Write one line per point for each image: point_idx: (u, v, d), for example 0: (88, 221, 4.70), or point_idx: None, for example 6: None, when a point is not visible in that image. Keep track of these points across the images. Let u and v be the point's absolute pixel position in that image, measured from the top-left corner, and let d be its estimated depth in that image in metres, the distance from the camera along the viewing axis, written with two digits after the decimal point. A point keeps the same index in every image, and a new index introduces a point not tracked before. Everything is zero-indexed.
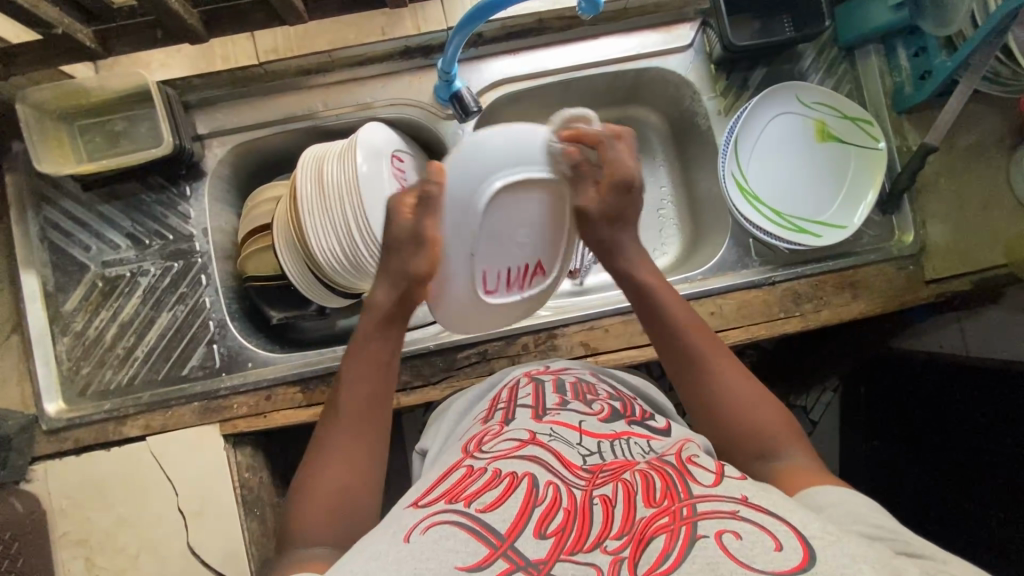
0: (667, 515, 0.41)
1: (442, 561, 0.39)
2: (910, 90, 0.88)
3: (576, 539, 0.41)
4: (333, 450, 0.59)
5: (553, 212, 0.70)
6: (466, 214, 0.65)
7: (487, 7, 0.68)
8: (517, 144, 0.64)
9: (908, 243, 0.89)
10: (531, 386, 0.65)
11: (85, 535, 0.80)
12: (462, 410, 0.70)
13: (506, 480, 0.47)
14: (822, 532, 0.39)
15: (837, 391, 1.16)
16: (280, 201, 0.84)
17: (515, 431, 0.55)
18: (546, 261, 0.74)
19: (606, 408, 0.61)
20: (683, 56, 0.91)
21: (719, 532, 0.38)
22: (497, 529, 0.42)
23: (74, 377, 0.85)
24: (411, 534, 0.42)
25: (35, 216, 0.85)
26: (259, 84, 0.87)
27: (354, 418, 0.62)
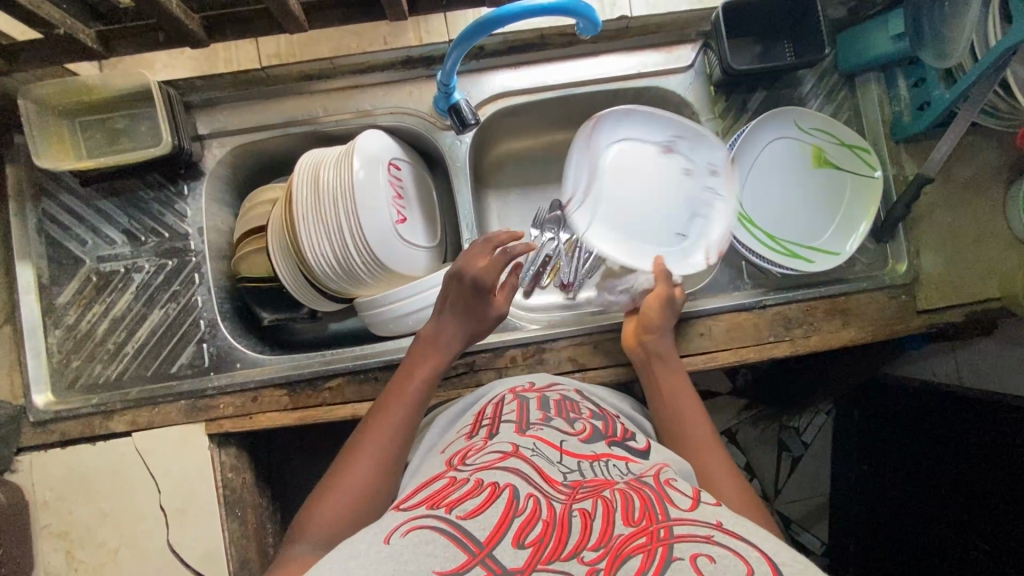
0: (645, 534, 0.40)
1: (421, 565, 0.38)
2: (908, 120, 0.88)
3: (553, 549, 0.39)
4: (362, 446, 0.64)
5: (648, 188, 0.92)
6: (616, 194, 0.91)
7: (488, 22, 0.68)
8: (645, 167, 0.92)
9: (902, 273, 0.89)
10: (515, 402, 0.64)
11: (66, 528, 0.81)
12: (445, 424, 0.69)
13: (488, 489, 0.45)
14: (793, 561, 0.39)
15: (830, 414, 1.17)
16: (276, 204, 0.85)
17: (499, 443, 0.54)
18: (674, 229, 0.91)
19: (588, 427, 0.59)
20: (683, 77, 0.91)
21: (694, 555, 0.38)
22: (476, 536, 0.40)
23: (63, 369, 0.86)
24: (391, 536, 0.41)
25: (33, 208, 0.86)
26: (260, 87, 0.88)
27: (386, 427, 0.66)
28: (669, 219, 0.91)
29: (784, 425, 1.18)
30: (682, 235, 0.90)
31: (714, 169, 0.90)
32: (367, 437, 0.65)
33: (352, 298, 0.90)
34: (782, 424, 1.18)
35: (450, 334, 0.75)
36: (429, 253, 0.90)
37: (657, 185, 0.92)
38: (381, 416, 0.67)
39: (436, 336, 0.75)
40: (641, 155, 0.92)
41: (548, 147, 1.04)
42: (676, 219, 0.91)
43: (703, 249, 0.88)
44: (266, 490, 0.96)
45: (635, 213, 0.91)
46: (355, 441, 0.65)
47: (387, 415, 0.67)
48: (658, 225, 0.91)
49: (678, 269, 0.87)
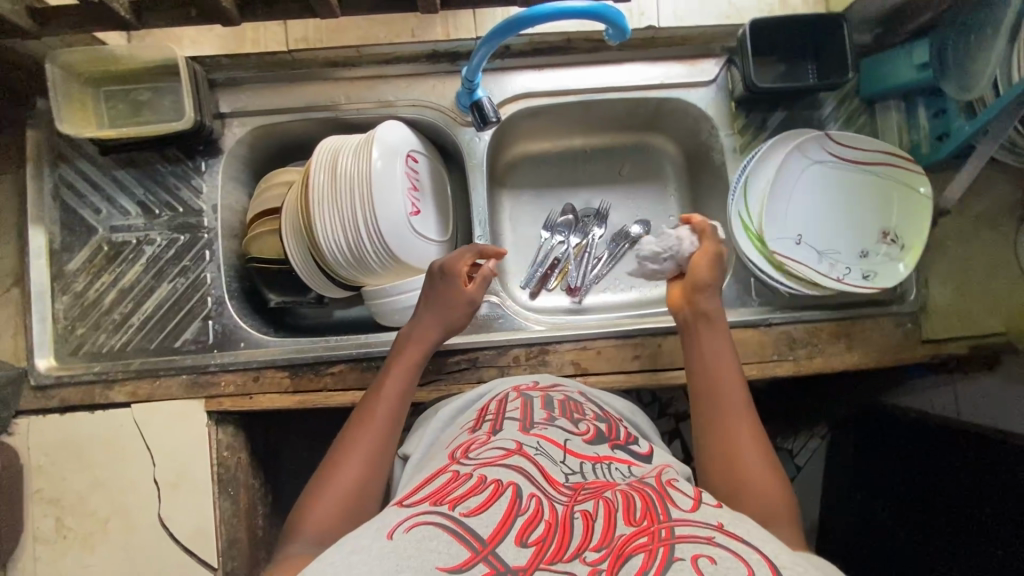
0: (646, 534, 0.40)
1: (423, 561, 0.38)
2: (927, 150, 0.88)
3: (555, 549, 0.40)
4: (354, 447, 0.62)
5: (815, 193, 0.91)
6: (787, 176, 0.90)
7: (519, 22, 0.68)
8: (829, 178, 0.91)
9: (909, 301, 0.89)
10: (519, 401, 0.63)
11: (58, 494, 0.81)
12: (448, 417, 0.69)
13: (491, 486, 0.45)
14: (793, 565, 0.39)
15: (825, 438, 1.17)
16: (292, 186, 0.86)
17: (502, 440, 0.54)
18: (800, 232, 0.90)
19: (592, 429, 0.59)
20: (705, 91, 0.92)
21: (696, 556, 0.38)
22: (479, 533, 0.41)
23: (68, 335, 0.86)
24: (394, 531, 0.41)
25: (51, 173, 0.87)
26: (285, 71, 0.88)
27: (375, 422, 0.64)
28: (827, 225, 0.91)
29: (779, 446, 1.18)
30: (795, 236, 0.90)
31: (867, 277, 0.87)
32: (360, 437, 0.63)
33: (359, 286, 0.90)
34: (776, 445, 1.18)
35: (428, 330, 0.75)
36: (440, 247, 0.90)
37: (860, 225, 0.90)
38: (371, 415, 0.65)
39: (421, 337, 0.74)
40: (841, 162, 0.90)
41: (565, 151, 1.04)
42: (816, 233, 0.90)
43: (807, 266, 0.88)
44: (261, 472, 0.96)
45: (808, 195, 0.91)
46: (345, 441, 0.63)
47: (377, 414, 0.65)
48: (817, 213, 0.91)
49: (775, 247, 0.88)
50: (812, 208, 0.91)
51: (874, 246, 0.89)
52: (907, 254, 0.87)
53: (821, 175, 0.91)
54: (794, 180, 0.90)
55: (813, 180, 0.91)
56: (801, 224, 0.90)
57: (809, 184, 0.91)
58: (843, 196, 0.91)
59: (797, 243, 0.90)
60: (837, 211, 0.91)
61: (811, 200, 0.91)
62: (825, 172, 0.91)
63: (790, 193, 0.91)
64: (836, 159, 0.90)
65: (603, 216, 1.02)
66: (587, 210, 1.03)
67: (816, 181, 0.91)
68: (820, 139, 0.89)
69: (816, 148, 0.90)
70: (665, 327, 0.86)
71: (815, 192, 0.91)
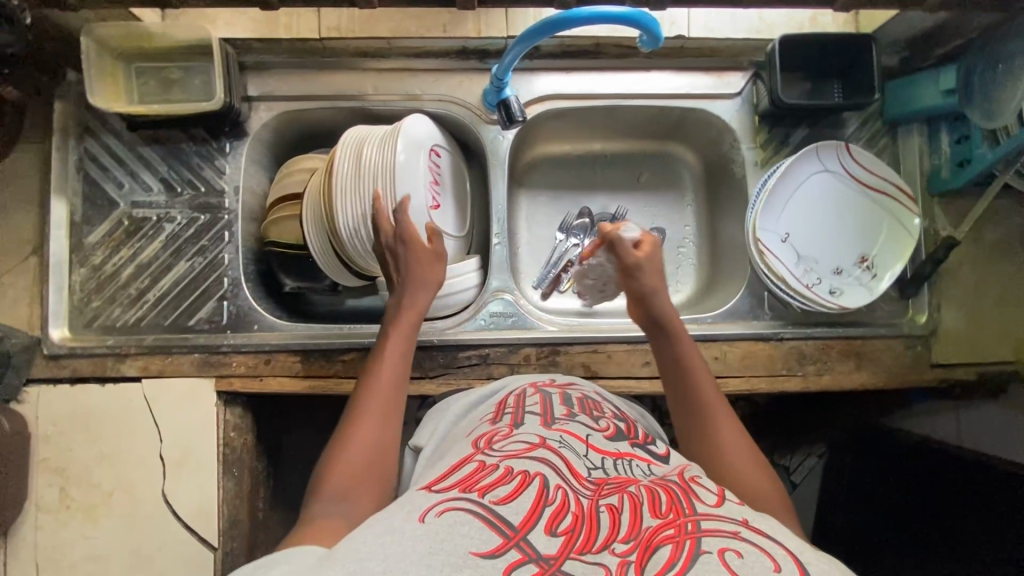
0: (672, 527, 0.41)
1: (456, 544, 0.38)
2: (947, 175, 0.89)
3: (584, 540, 0.41)
4: (358, 433, 0.59)
5: (809, 199, 0.92)
6: (786, 180, 0.90)
7: (556, 23, 0.69)
8: (826, 188, 0.91)
9: (921, 324, 0.90)
10: (538, 396, 0.64)
11: (64, 464, 0.81)
12: (464, 408, 0.70)
13: (518, 477, 0.46)
14: (817, 561, 0.40)
15: (822, 457, 1.15)
16: (315, 173, 0.86)
17: (525, 434, 0.54)
18: (786, 232, 0.91)
19: (611, 426, 0.60)
20: (730, 103, 0.92)
21: (722, 549, 0.39)
22: (510, 520, 0.41)
23: (83, 307, 0.86)
24: (426, 514, 0.41)
25: (76, 145, 0.87)
26: (314, 58, 0.89)
27: (376, 404, 0.61)
28: (819, 235, 0.92)
29: (775, 462, 1.15)
30: (783, 234, 0.91)
31: (833, 293, 0.89)
32: (363, 423, 0.60)
33: (375, 276, 0.90)
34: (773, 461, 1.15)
35: (414, 297, 0.72)
36: (456, 242, 0.91)
37: (845, 243, 0.91)
38: (371, 398, 0.62)
39: (411, 306, 0.72)
40: (842, 176, 0.91)
41: (585, 155, 1.05)
42: (802, 238, 0.91)
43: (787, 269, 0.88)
44: (263, 455, 0.97)
45: (804, 200, 0.91)
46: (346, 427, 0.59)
47: (379, 398, 0.62)
48: (813, 221, 0.92)
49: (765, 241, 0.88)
50: (801, 211, 0.92)
51: (850, 268, 0.91)
52: (877, 283, 0.89)
53: (818, 182, 0.91)
54: (791, 184, 0.90)
55: (809, 187, 0.91)
56: (793, 224, 0.91)
57: (806, 189, 0.91)
58: (835, 207, 0.92)
59: (782, 241, 0.90)
60: (825, 220, 0.92)
61: (802, 204, 0.91)
62: (824, 181, 0.91)
63: (792, 196, 0.91)
64: (837, 172, 0.91)
65: (618, 221, 1.03)
66: (603, 215, 1.03)
67: (814, 187, 0.91)
68: (839, 149, 0.89)
69: (821, 157, 0.90)
70: None
71: (810, 198, 0.91)
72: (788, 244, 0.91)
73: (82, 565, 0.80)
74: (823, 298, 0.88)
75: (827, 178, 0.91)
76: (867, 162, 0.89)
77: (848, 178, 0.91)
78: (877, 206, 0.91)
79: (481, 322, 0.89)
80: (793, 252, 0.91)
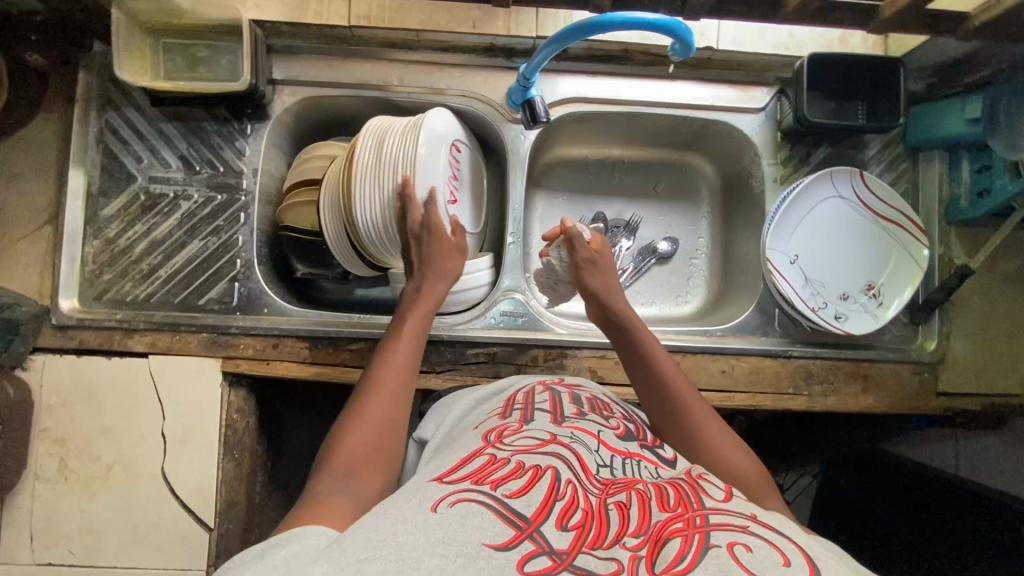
0: (681, 521, 0.41)
1: (469, 536, 0.38)
2: (966, 204, 0.89)
3: (595, 536, 0.40)
4: (364, 416, 0.58)
5: (817, 221, 0.91)
6: (794, 201, 0.89)
7: (590, 27, 0.69)
8: (836, 212, 0.91)
9: (930, 351, 0.90)
10: (548, 394, 0.64)
11: (65, 435, 0.81)
12: (472, 403, 0.70)
13: (530, 471, 0.46)
14: (825, 558, 0.40)
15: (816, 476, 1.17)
16: (335, 160, 0.86)
17: (536, 430, 0.54)
18: (791, 253, 0.91)
19: (621, 426, 0.60)
20: (754, 118, 0.92)
21: (731, 543, 0.39)
22: (522, 513, 0.41)
23: (94, 280, 0.86)
24: (437, 505, 0.41)
25: (97, 117, 0.87)
26: (342, 46, 0.89)
27: (380, 392, 0.60)
28: (827, 258, 0.92)
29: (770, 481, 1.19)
30: (792, 256, 0.90)
31: (838, 318, 0.89)
32: (371, 404, 0.59)
33: (388, 267, 0.91)
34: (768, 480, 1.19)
35: (431, 287, 0.75)
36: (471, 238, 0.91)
37: (853, 269, 0.91)
38: (380, 380, 0.61)
39: (427, 292, 0.74)
40: (853, 200, 0.91)
41: (603, 160, 1.04)
42: (810, 261, 0.91)
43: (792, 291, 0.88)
44: (264, 439, 0.97)
45: (813, 223, 0.91)
46: (354, 408, 0.59)
47: (388, 380, 0.61)
48: (822, 244, 0.92)
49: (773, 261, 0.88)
50: (810, 232, 0.91)
51: (857, 294, 0.90)
52: (883, 312, 0.89)
53: (826, 206, 0.91)
54: (801, 207, 0.90)
55: (817, 210, 0.91)
56: (802, 246, 0.91)
57: (814, 211, 0.91)
58: (844, 231, 0.92)
59: (790, 262, 0.90)
60: (834, 245, 0.92)
61: (811, 226, 0.91)
62: (834, 205, 0.91)
63: (803, 217, 0.91)
64: (848, 197, 0.91)
65: (632, 228, 1.03)
66: (617, 221, 1.03)
67: (823, 210, 0.91)
68: (853, 175, 0.89)
69: (834, 179, 0.90)
70: (684, 346, 0.87)
71: (817, 220, 0.91)
72: (795, 266, 0.90)
73: (77, 538, 0.80)
74: (828, 322, 0.88)
75: (839, 204, 0.91)
76: (878, 190, 0.89)
77: (859, 203, 0.91)
78: (886, 232, 0.91)
79: (490, 321, 0.89)
80: (800, 274, 0.90)
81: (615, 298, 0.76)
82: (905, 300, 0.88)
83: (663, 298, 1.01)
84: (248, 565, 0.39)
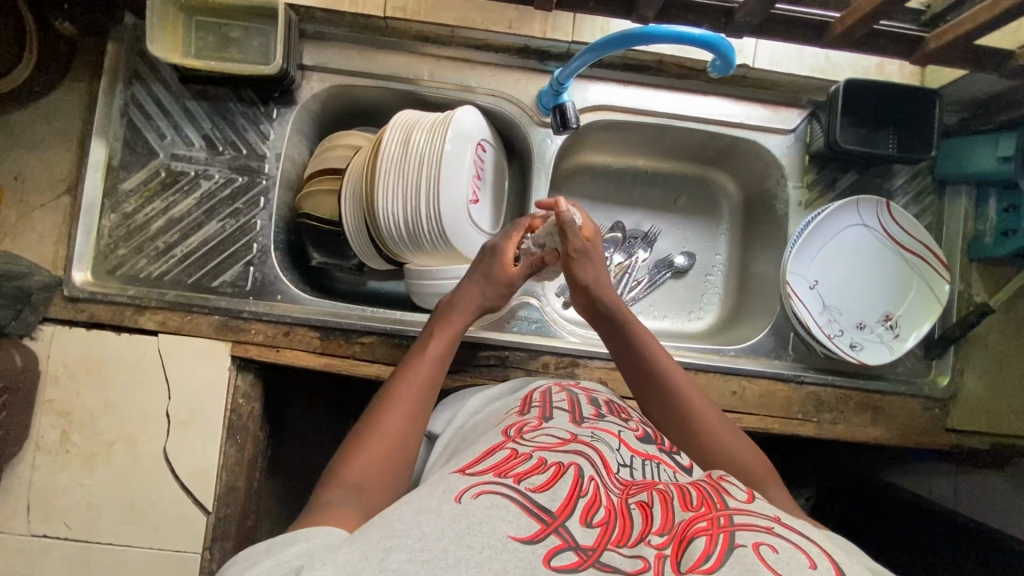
0: (705, 520, 0.41)
1: (494, 528, 0.38)
2: (989, 242, 0.88)
3: (620, 534, 0.40)
4: (379, 425, 0.57)
5: (839, 247, 0.91)
6: (817, 226, 0.89)
7: (633, 37, 0.68)
8: (857, 240, 0.91)
9: (942, 386, 0.90)
10: (565, 394, 0.63)
11: (69, 408, 0.80)
12: (486, 399, 0.69)
13: (553, 467, 0.46)
14: (849, 563, 0.40)
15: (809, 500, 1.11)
16: (360, 151, 0.85)
17: (556, 428, 0.54)
18: (810, 277, 0.90)
19: (640, 428, 0.59)
20: (783, 139, 0.92)
21: (757, 543, 0.39)
22: (547, 507, 0.41)
23: (108, 254, 0.85)
24: (461, 496, 0.41)
25: (123, 90, 0.86)
26: (376, 36, 0.88)
27: (399, 402, 0.60)
28: (846, 286, 0.91)
29: None
30: (811, 280, 0.90)
31: (853, 346, 0.88)
32: (387, 414, 0.59)
33: (404, 262, 0.90)
34: None
35: (466, 304, 0.74)
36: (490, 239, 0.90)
37: (871, 299, 0.91)
38: (402, 389, 0.62)
39: (461, 308, 0.73)
40: (876, 229, 0.90)
41: (627, 169, 1.04)
42: (829, 287, 0.91)
43: (810, 316, 0.88)
44: (265, 425, 0.96)
45: (834, 249, 0.91)
46: (374, 412, 0.59)
47: (410, 389, 0.62)
48: (842, 272, 0.91)
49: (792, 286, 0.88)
50: (831, 259, 0.91)
51: (873, 324, 0.90)
52: (899, 343, 0.88)
53: (849, 232, 0.90)
54: (824, 233, 0.90)
55: (840, 235, 0.90)
56: (822, 272, 0.91)
57: (836, 238, 0.90)
58: (865, 259, 0.91)
59: (808, 286, 0.90)
60: (854, 272, 0.91)
61: (833, 251, 0.91)
62: (857, 233, 0.90)
63: (825, 243, 0.90)
64: (872, 226, 0.90)
65: (650, 240, 1.02)
66: (636, 231, 1.02)
67: (846, 236, 0.91)
68: (878, 205, 0.88)
69: (859, 208, 0.89)
70: (698, 364, 0.86)
71: (839, 246, 0.91)
72: (814, 292, 0.90)
73: (74, 512, 0.79)
74: (843, 350, 0.87)
75: (862, 232, 0.90)
76: (902, 221, 0.89)
77: (882, 231, 0.90)
78: (907, 263, 0.90)
79: (503, 324, 0.88)
80: (818, 300, 0.90)
81: (606, 294, 0.75)
82: (922, 333, 0.88)
83: (676, 312, 1.01)
84: (260, 558, 0.40)
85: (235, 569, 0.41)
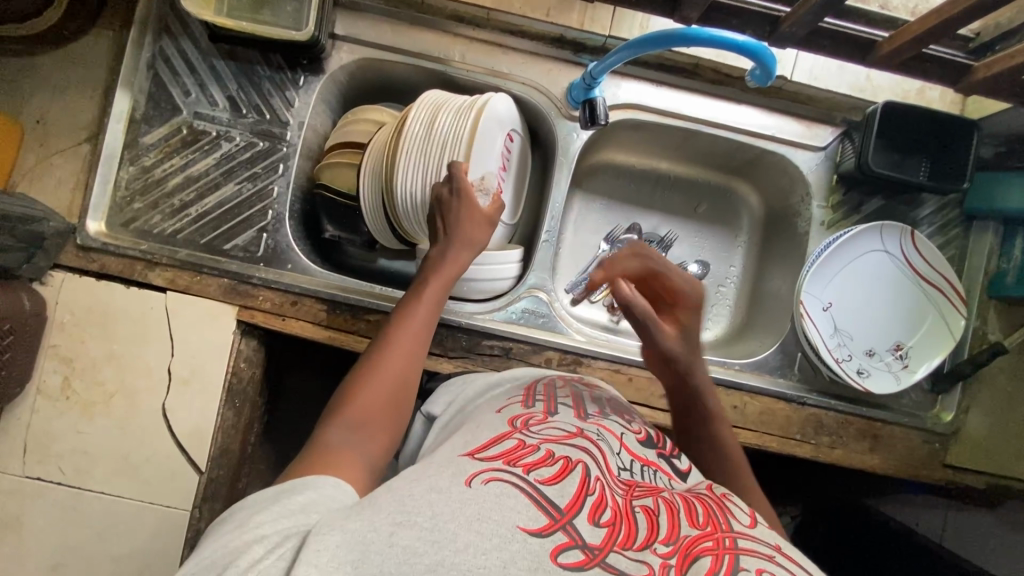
0: (711, 540, 0.41)
1: (504, 517, 0.38)
2: (1011, 281, 0.86)
3: (625, 536, 0.40)
4: (378, 371, 0.57)
5: (860, 272, 0.89)
6: (843, 249, 0.88)
7: (674, 38, 0.66)
8: (879, 267, 0.89)
9: (944, 422, 0.89)
10: (570, 391, 0.63)
11: (72, 355, 0.81)
12: (487, 384, 0.69)
13: (560, 462, 0.45)
14: None
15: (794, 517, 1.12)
16: (383, 127, 0.84)
17: (562, 422, 0.53)
18: (828, 300, 0.89)
19: (643, 432, 0.59)
20: (812, 156, 0.90)
21: (760, 571, 0.38)
22: (556, 502, 0.41)
23: (124, 207, 0.85)
24: (472, 480, 0.41)
25: (152, 43, 0.85)
26: (411, 11, 0.87)
27: (396, 348, 0.59)
28: (860, 311, 0.90)
29: None
30: (826, 302, 0.89)
31: (861, 373, 0.87)
32: (385, 359, 0.58)
33: (418, 243, 0.89)
34: None
35: (454, 256, 0.69)
36: (505, 227, 0.90)
37: (884, 327, 0.90)
38: (400, 337, 0.60)
39: (451, 261, 0.69)
40: (900, 257, 0.88)
41: (649, 172, 1.02)
42: (844, 310, 0.89)
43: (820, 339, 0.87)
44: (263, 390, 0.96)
45: (854, 273, 0.89)
46: (365, 368, 0.57)
47: (401, 340, 0.60)
48: (858, 296, 0.90)
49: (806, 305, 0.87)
50: (851, 283, 0.90)
51: (882, 351, 0.89)
52: (906, 374, 0.87)
53: (873, 257, 0.89)
54: (847, 256, 0.88)
55: (863, 260, 0.89)
56: (838, 294, 0.89)
57: (858, 262, 0.89)
58: (883, 286, 0.90)
59: (823, 308, 0.89)
60: (870, 298, 0.90)
61: (853, 274, 0.89)
62: (881, 259, 0.89)
63: (845, 266, 0.89)
64: (895, 253, 0.88)
65: (665, 245, 1.01)
66: (652, 235, 1.01)
67: (869, 261, 0.89)
68: (903, 233, 0.87)
69: (883, 234, 0.88)
70: None
71: (861, 271, 0.89)
72: (826, 314, 0.89)
73: (69, 459, 0.80)
74: (850, 376, 0.86)
75: (883, 259, 0.89)
76: (925, 252, 0.87)
77: (906, 261, 0.89)
78: (924, 295, 0.89)
79: (510, 315, 0.88)
80: (830, 322, 0.89)
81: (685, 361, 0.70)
82: (932, 366, 0.86)
83: None
84: (264, 507, 0.41)
85: (239, 515, 0.41)
